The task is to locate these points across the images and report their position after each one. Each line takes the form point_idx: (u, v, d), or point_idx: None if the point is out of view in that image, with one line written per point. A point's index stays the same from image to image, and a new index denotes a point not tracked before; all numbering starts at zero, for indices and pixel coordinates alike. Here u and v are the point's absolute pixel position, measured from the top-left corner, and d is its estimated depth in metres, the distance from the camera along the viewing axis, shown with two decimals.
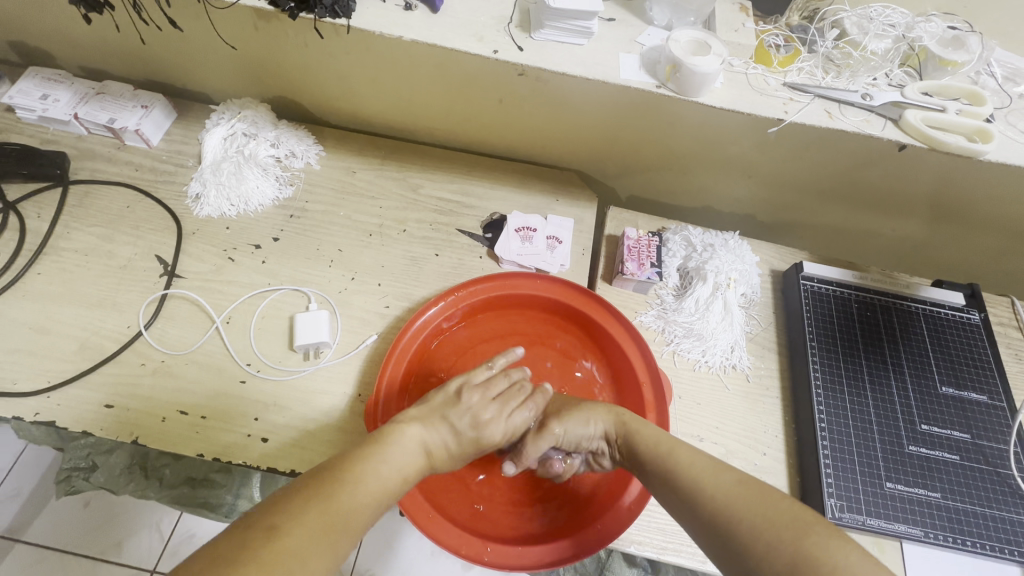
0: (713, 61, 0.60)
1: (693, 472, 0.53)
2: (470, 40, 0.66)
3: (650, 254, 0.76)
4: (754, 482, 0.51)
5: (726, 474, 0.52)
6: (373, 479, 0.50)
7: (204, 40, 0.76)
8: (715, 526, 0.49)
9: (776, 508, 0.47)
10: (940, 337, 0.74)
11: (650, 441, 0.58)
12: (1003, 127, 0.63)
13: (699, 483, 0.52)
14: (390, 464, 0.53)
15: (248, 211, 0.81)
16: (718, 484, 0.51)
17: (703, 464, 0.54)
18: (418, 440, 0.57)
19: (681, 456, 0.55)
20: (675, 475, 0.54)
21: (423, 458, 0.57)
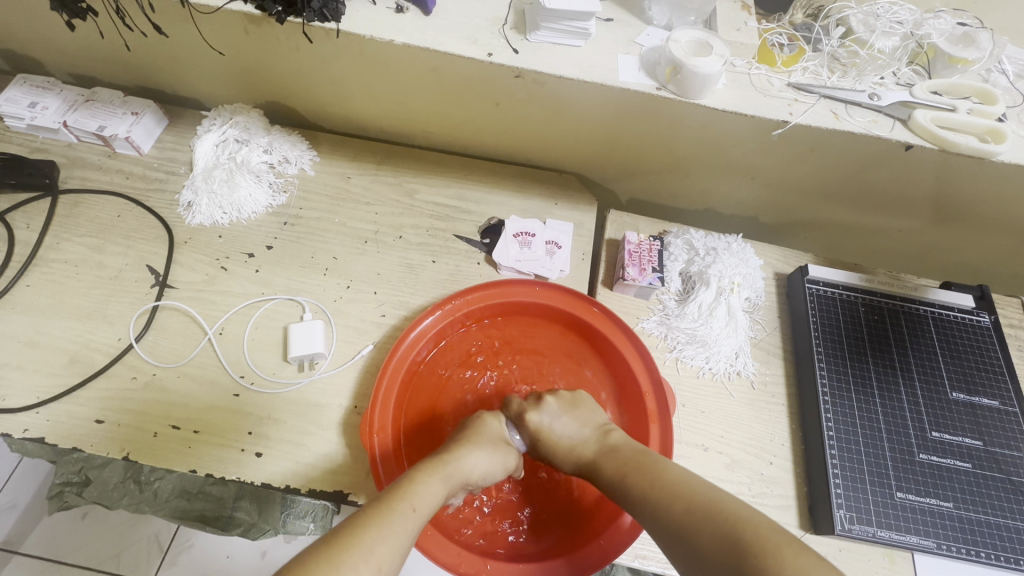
0: (715, 62, 0.58)
1: (653, 493, 0.52)
2: (464, 42, 0.65)
3: (651, 259, 0.74)
4: (702, 508, 0.48)
5: (681, 497, 0.50)
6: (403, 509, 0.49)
7: (194, 46, 0.74)
8: (678, 550, 0.48)
9: (720, 532, 0.46)
10: (950, 341, 0.72)
11: (607, 479, 0.57)
12: (1015, 126, 0.61)
13: (660, 504, 0.51)
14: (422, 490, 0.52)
15: (240, 219, 0.80)
16: (676, 505, 0.49)
17: (661, 482, 0.52)
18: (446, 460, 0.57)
19: (640, 481, 0.53)
20: (635, 501, 0.53)
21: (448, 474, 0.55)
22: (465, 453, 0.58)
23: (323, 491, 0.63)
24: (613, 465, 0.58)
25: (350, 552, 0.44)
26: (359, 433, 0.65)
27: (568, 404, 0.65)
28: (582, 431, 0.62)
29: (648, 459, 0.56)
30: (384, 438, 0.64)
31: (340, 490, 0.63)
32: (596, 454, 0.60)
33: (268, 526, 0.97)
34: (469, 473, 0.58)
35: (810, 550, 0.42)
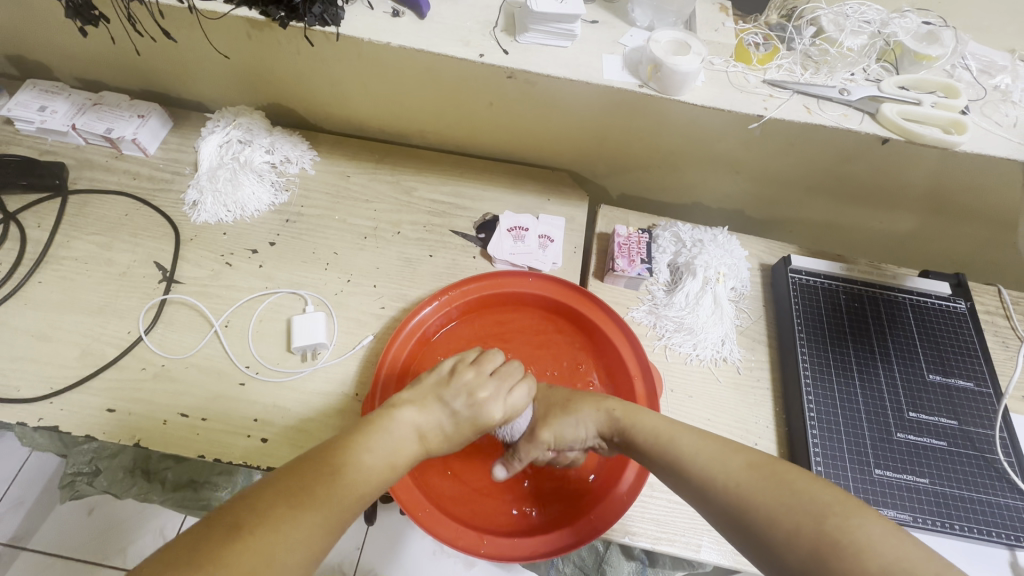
0: (693, 60, 0.61)
1: (706, 458, 0.53)
2: (457, 44, 0.68)
3: (640, 251, 0.77)
4: (763, 465, 0.51)
5: (738, 454, 0.53)
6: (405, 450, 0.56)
7: (199, 50, 0.77)
8: (738, 520, 0.49)
9: (797, 500, 0.47)
10: (927, 325, 0.76)
11: (651, 433, 0.58)
12: (978, 119, 0.64)
13: (715, 477, 0.52)
14: (423, 440, 0.59)
15: (244, 216, 0.83)
16: (734, 463, 0.52)
17: (710, 451, 0.54)
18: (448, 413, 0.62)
19: (687, 448, 0.55)
20: (686, 468, 0.54)
21: (417, 444, 0.58)
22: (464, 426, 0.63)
23: None
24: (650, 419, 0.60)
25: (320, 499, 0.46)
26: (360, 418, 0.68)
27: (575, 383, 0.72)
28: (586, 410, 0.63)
29: (687, 429, 0.57)
30: None
31: None
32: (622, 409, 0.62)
33: None
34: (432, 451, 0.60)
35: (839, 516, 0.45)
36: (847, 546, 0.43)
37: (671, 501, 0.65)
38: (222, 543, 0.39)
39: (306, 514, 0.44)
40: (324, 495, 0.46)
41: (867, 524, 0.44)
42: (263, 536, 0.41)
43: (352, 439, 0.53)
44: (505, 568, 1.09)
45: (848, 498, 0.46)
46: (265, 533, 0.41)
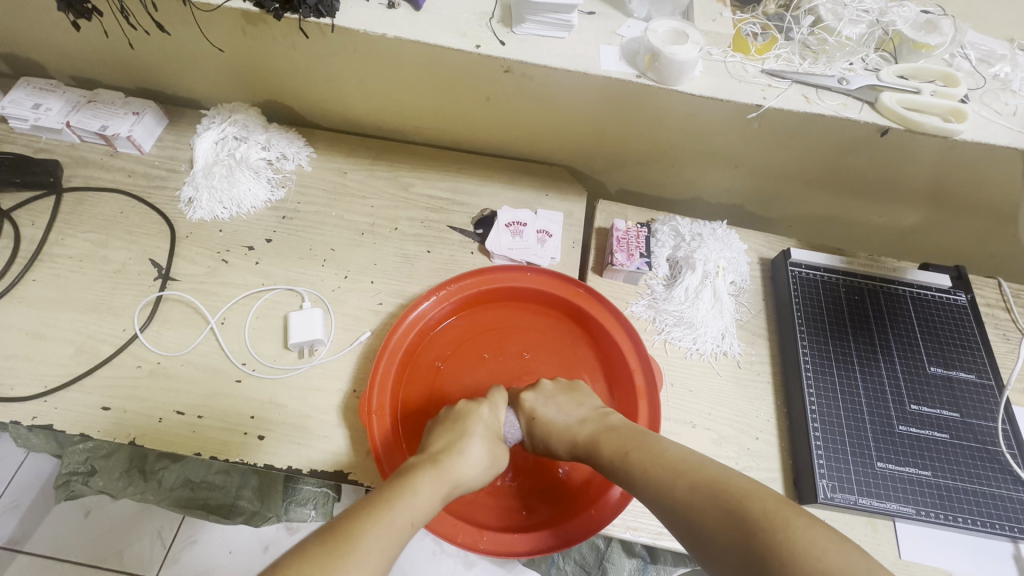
0: (691, 49, 0.60)
1: (654, 481, 0.52)
2: (452, 35, 0.67)
3: (639, 245, 0.77)
4: (704, 485, 0.49)
5: (682, 475, 0.51)
6: (435, 490, 0.54)
7: (193, 45, 0.76)
8: (682, 532, 0.49)
9: (730, 514, 0.46)
10: (928, 318, 0.75)
11: (609, 464, 0.57)
12: (979, 107, 0.63)
13: (662, 489, 0.51)
14: (454, 473, 0.56)
15: (240, 213, 0.82)
16: (678, 483, 0.51)
17: (657, 472, 0.52)
18: (471, 444, 0.60)
19: (637, 468, 0.54)
20: (636, 483, 0.53)
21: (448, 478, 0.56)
22: (486, 453, 0.61)
23: (324, 472, 0.65)
24: (612, 444, 0.58)
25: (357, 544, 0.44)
26: (358, 415, 0.67)
27: (565, 388, 0.67)
28: (577, 412, 0.63)
29: (640, 448, 0.56)
30: (383, 418, 0.66)
31: (340, 470, 0.65)
32: (593, 434, 0.61)
33: (269, 513, 1.00)
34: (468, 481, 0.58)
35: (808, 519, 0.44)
36: (775, 554, 0.42)
37: None
38: None
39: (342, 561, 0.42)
40: (356, 536, 0.45)
41: (798, 534, 0.42)
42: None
43: (377, 495, 0.51)
44: (506, 568, 1.08)
45: (781, 504, 0.45)
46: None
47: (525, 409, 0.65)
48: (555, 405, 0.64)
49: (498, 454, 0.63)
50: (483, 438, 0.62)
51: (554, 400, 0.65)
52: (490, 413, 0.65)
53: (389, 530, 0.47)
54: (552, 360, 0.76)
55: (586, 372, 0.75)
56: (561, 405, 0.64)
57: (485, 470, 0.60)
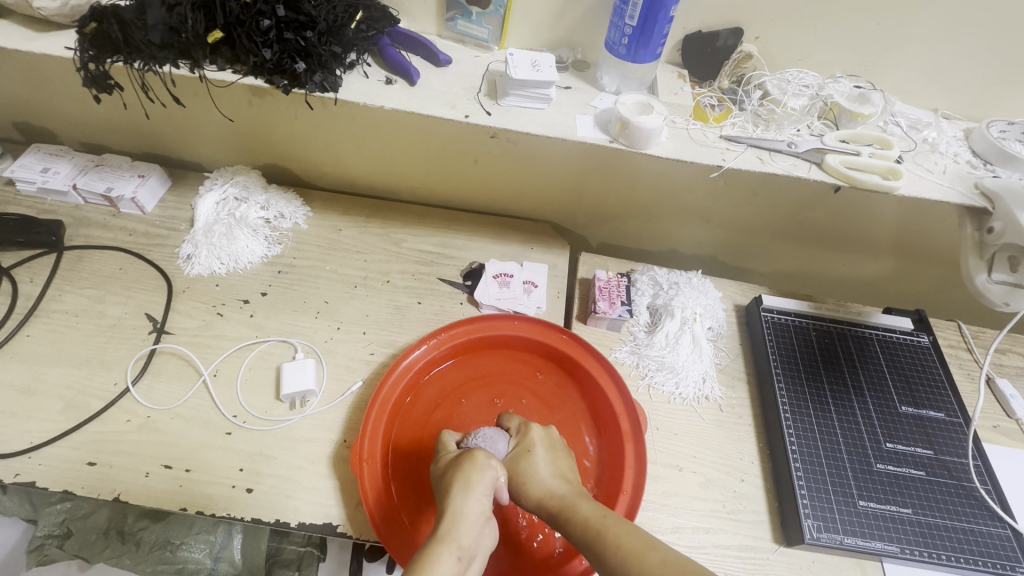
0: (656, 119, 0.67)
1: (622, 551, 0.52)
2: (443, 107, 0.72)
3: (620, 294, 0.81)
4: (675, 562, 0.49)
5: (653, 549, 0.51)
6: (446, 558, 0.52)
7: (204, 116, 0.83)
8: None
9: None
10: (895, 360, 0.80)
11: (583, 522, 0.57)
12: (912, 167, 0.69)
13: (626, 564, 0.50)
14: (451, 524, 0.55)
15: (237, 268, 0.86)
16: (648, 557, 0.50)
17: (630, 541, 0.53)
18: (446, 491, 0.58)
19: (611, 534, 0.54)
20: (603, 551, 0.53)
21: (451, 531, 0.55)
22: (463, 474, 0.59)
23: (313, 525, 0.64)
24: (590, 507, 0.58)
25: None
26: (348, 465, 0.68)
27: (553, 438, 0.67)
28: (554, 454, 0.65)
29: (616, 519, 0.56)
30: (373, 466, 0.67)
31: (329, 522, 0.64)
32: (571, 493, 0.60)
33: None
34: (471, 512, 0.57)
35: None
36: None
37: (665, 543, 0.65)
38: None
39: None
40: None
41: None
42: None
43: None
44: None
45: None
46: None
47: (524, 442, 0.66)
48: (550, 455, 0.65)
49: (478, 464, 0.60)
50: (459, 468, 0.60)
51: (555, 450, 0.66)
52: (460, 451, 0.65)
53: None
54: (539, 404, 0.77)
55: (572, 417, 0.76)
56: (554, 455, 0.65)
57: (480, 490, 0.58)
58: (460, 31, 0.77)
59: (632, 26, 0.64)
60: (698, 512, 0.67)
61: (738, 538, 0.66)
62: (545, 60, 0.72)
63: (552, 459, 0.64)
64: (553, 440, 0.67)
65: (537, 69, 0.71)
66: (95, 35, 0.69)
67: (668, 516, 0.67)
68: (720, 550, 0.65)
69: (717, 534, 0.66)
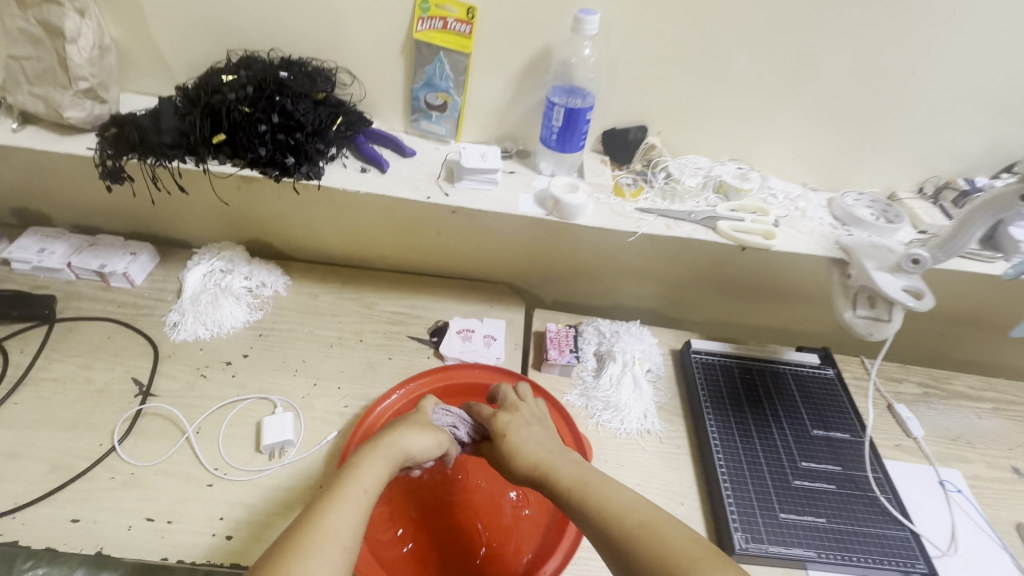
0: (582, 197, 0.83)
1: (604, 514, 0.58)
2: (408, 190, 0.86)
3: (568, 343, 0.93)
4: (651, 524, 0.56)
5: (632, 513, 0.57)
6: (381, 467, 0.62)
7: (201, 200, 0.94)
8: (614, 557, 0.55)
9: (662, 553, 0.52)
10: (806, 391, 0.92)
11: (565, 489, 0.63)
12: (789, 229, 0.86)
13: (608, 524, 0.57)
14: (394, 443, 0.65)
15: (221, 332, 0.93)
16: (628, 520, 0.56)
17: (611, 504, 0.59)
18: (403, 424, 0.69)
19: (594, 500, 0.60)
20: (585, 513, 0.59)
21: (395, 455, 0.64)
22: (420, 425, 0.70)
23: None
24: (571, 474, 0.64)
25: (309, 535, 0.52)
26: None
27: (526, 418, 0.75)
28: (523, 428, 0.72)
29: (599, 483, 0.62)
30: None
31: None
32: (552, 462, 0.66)
33: None
34: (414, 451, 0.66)
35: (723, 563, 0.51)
36: None
37: None
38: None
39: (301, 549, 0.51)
40: (311, 525, 0.53)
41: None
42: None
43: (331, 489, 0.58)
44: None
45: (710, 553, 0.52)
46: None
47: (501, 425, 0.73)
48: (530, 433, 0.71)
49: (436, 429, 0.71)
50: (425, 425, 0.71)
51: (529, 426, 0.73)
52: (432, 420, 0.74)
53: (348, 512, 0.56)
54: None
55: None
56: (530, 432, 0.72)
57: (429, 440, 0.69)
58: (423, 129, 0.92)
59: (557, 126, 0.81)
60: None
61: None
62: (492, 151, 0.88)
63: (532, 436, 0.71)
64: (525, 419, 0.74)
65: (484, 158, 0.86)
66: (114, 139, 0.83)
67: None
68: None
69: None
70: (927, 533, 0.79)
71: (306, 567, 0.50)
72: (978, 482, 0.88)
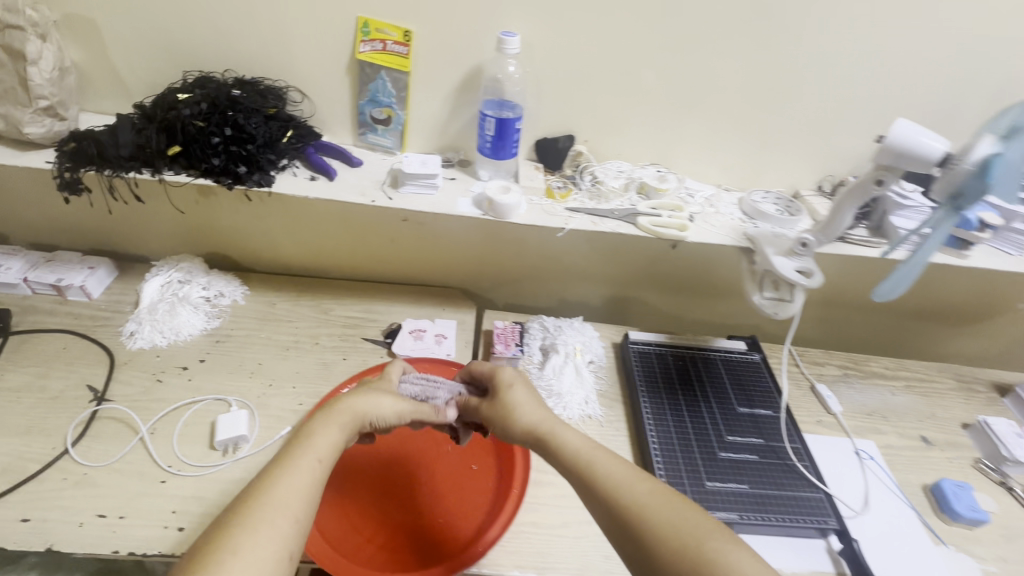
0: (515, 197, 0.91)
1: (615, 483, 0.59)
2: (355, 195, 0.93)
3: (514, 338, 1.00)
4: (662, 494, 0.57)
5: (644, 483, 0.59)
6: (334, 427, 0.65)
7: (157, 212, 0.98)
8: (617, 524, 0.57)
9: (674, 524, 0.53)
10: (734, 374, 1.00)
11: (573, 454, 0.64)
12: (703, 224, 0.96)
13: (616, 494, 0.58)
14: (348, 406, 0.69)
15: (178, 340, 0.97)
16: (639, 490, 0.58)
17: (622, 475, 0.60)
18: (365, 390, 0.73)
19: (603, 470, 0.61)
20: (593, 479, 0.61)
21: (350, 416, 0.68)
22: (377, 390, 0.74)
23: None
24: (577, 441, 0.66)
25: (258, 495, 0.55)
26: None
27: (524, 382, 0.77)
28: (519, 389, 0.75)
29: (604, 453, 0.64)
30: None
31: None
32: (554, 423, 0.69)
33: None
34: (368, 413, 0.70)
35: (730, 535, 0.52)
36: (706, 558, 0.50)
37: (555, 535, 0.77)
38: (198, 549, 0.50)
39: (251, 506, 0.54)
40: (262, 485, 0.57)
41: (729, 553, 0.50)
42: (211, 568, 0.48)
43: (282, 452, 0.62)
44: None
45: (718, 526, 0.53)
46: (212, 564, 0.48)
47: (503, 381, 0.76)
48: (529, 395, 0.74)
49: (397, 397, 0.74)
50: (384, 390, 0.75)
51: (521, 388, 0.75)
52: (399, 388, 0.78)
53: (299, 471, 0.59)
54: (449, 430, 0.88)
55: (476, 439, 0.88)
56: (530, 395, 0.74)
57: (384, 402, 0.72)
58: (370, 142, 1.00)
59: (490, 135, 0.89)
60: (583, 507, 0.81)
61: None
62: (432, 159, 0.96)
63: (531, 398, 0.74)
64: (525, 383, 0.76)
65: (424, 164, 0.94)
66: (73, 152, 0.88)
67: (558, 513, 0.79)
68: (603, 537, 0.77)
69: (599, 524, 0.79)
70: (840, 495, 0.86)
71: (255, 539, 0.51)
72: (891, 451, 0.96)
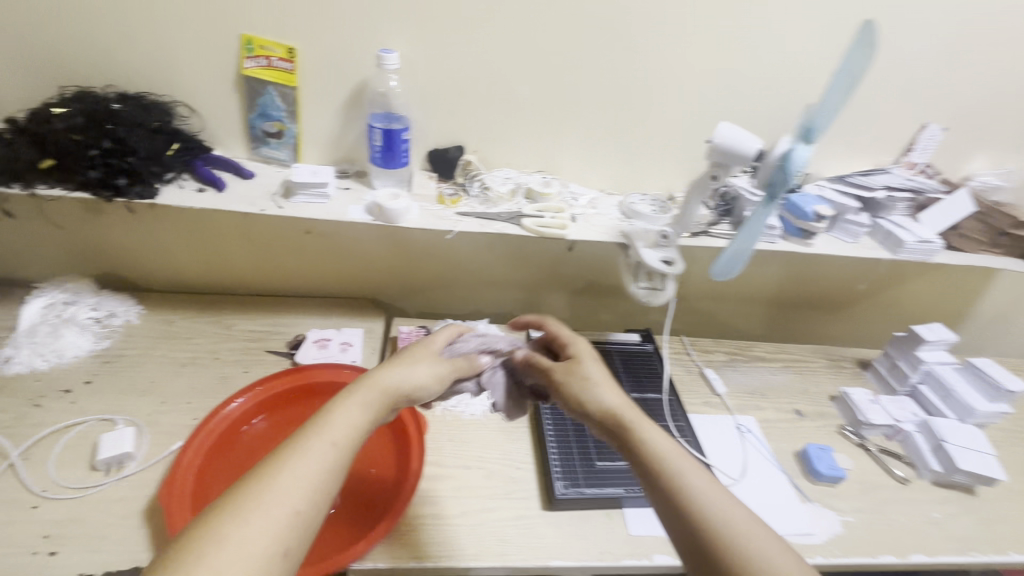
0: (402, 204, 0.96)
1: (692, 485, 0.59)
2: (246, 206, 0.94)
3: (417, 341, 1.04)
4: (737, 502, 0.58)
5: (720, 489, 0.59)
6: (357, 407, 0.61)
7: (33, 228, 0.95)
8: (681, 520, 0.58)
9: (738, 538, 0.54)
10: (628, 363, 1.08)
11: (645, 444, 0.64)
12: (583, 224, 1.04)
13: (686, 493, 0.59)
14: (376, 382, 0.65)
15: (61, 363, 0.92)
16: (713, 496, 0.58)
17: (697, 477, 0.60)
18: (395, 360, 0.70)
19: (679, 469, 0.61)
20: (667, 473, 0.61)
21: (376, 394, 0.64)
22: (407, 362, 0.70)
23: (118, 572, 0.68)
24: (655, 430, 0.65)
25: (261, 493, 0.50)
26: (161, 513, 0.74)
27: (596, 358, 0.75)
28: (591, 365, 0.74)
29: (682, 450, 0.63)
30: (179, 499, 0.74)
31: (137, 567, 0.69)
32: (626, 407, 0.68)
33: None
34: (399, 387, 0.66)
35: (790, 556, 0.53)
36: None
37: (453, 524, 0.79)
38: (186, 552, 0.45)
39: (256, 506, 0.49)
40: (266, 480, 0.51)
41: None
42: (197, 556, 0.45)
43: (300, 434, 0.57)
44: None
45: (781, 546, 0.54)
46: (196, 553, 0.45)
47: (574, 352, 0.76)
48: (601, 372, 0.73)
49: (429, 366, 0.71)
50: (421, 361, 0.71)
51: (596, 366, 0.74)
52: (446, 346, 0.79)
53: (314, 462, 0.54)
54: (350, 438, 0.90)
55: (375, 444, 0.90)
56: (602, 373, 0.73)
57: (420, 376, 0.69)
58: (265, 155, 1.02)
59: (378, 146, 0.94)
60: (482, 496, 0.84)
61: (514, 509, 0.82)
62: (324, 169, 0.99)
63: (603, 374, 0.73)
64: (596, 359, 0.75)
65: (314, 174, 0.97)
66: None
67: (458, 504, 0.82)
68: (499, 522, 0.80)
69: (497, 510, 0.82)
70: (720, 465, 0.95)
71: (244, 528, 0.47)
72: (768, 424, 1.06)
